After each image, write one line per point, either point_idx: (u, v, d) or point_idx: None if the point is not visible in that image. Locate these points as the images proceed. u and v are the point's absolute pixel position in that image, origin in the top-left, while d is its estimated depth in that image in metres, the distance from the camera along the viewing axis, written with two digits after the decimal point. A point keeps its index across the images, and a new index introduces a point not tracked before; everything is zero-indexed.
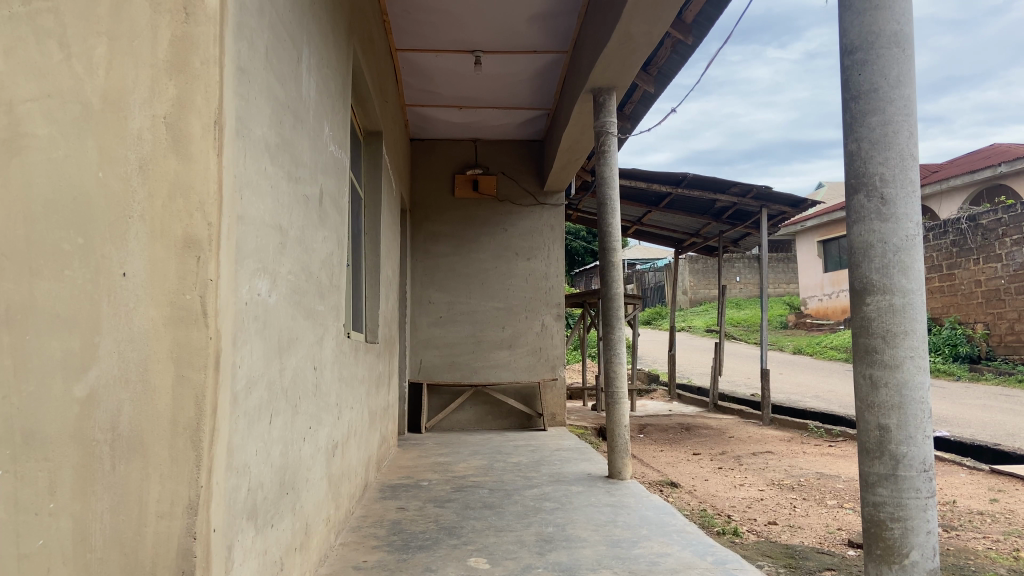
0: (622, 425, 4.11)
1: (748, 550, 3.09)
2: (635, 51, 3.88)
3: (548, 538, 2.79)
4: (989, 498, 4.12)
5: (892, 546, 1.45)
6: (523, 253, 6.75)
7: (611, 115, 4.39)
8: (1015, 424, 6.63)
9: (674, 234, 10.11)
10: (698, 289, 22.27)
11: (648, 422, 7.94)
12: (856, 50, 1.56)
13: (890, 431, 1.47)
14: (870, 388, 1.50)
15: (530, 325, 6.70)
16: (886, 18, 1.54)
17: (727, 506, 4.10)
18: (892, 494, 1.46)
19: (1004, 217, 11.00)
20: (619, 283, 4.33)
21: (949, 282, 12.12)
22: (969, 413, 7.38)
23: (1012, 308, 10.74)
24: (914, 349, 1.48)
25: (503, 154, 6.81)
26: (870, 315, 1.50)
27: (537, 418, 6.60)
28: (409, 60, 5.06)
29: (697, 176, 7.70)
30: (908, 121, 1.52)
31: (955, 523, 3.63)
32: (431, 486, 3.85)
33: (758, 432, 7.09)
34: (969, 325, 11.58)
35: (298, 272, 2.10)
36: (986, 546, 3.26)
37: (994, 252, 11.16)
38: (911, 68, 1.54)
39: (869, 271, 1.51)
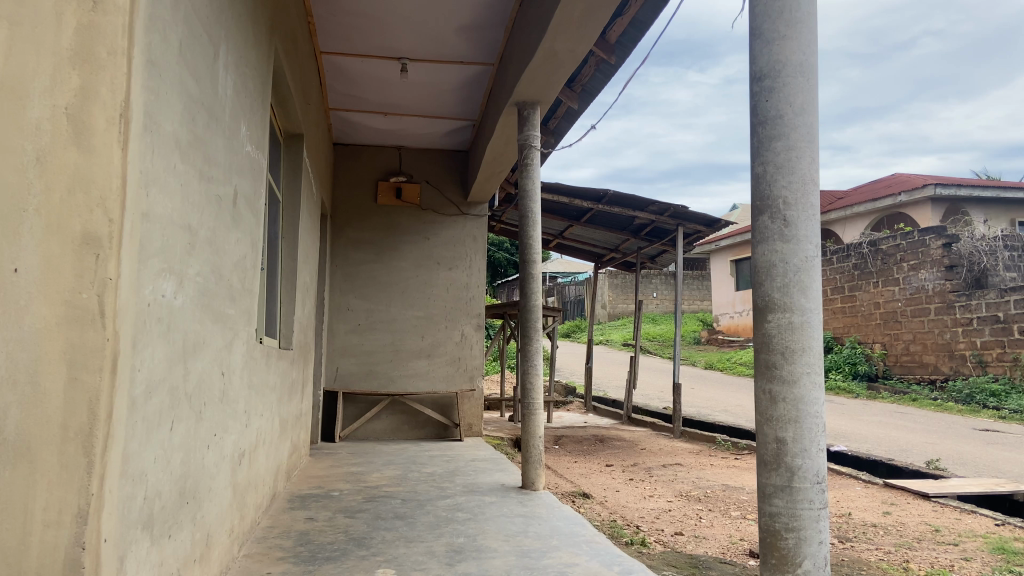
0: (537, 436, 4.14)
1: (655, 560, 3.15)
2: (559, 68, 3.94)
3: (459, 549, 2.78)
4: (882, 511, 4.33)
5: (786, 555, 1.50)
6: (445, 263, 6.74)
7: (535, 129, 4.44)
8: (907, 440, 7.01)
9: (594, 249, 10.27)
10: (616, 303, 22.78)
11: (563, 433, 8.02)
12: (763, 78, 1.63)
13: (786, 444, 1.53)
14: (770, 402, 1.55)
15: (449, 335, 6.69)
16: (792, 49, 1.61)
17: (636, 517, 4.18)
18: (786, 505, 1.52)
19: (901, 243, 11.65)
20: (538, 294, 4.36)
21: (849, 303, 12.77)
22: (867, 429, 7.76)
23: (907, 330, 11.38)
24: (810, 365, 1.55)
25: (427, 163, 6.81)
26: (771, 332, 1.56)
27: (455, 428, 6.57)
28: (334, 63, 5.00)
29: (618, 194, 7.87)
30: (809, 148, 1.59)
31: (850, 535, 3.81)
32: (342, 496, 3.78)
33: (669, 444, 7.27)
34: (868, 345, 12.22)
35: (207, 274, 2.03)
36: (878, 557, 3.42)
37: (892, 276, 11.81)
38: (813, 98, 1.61)
39: (771, 290, 1.57)
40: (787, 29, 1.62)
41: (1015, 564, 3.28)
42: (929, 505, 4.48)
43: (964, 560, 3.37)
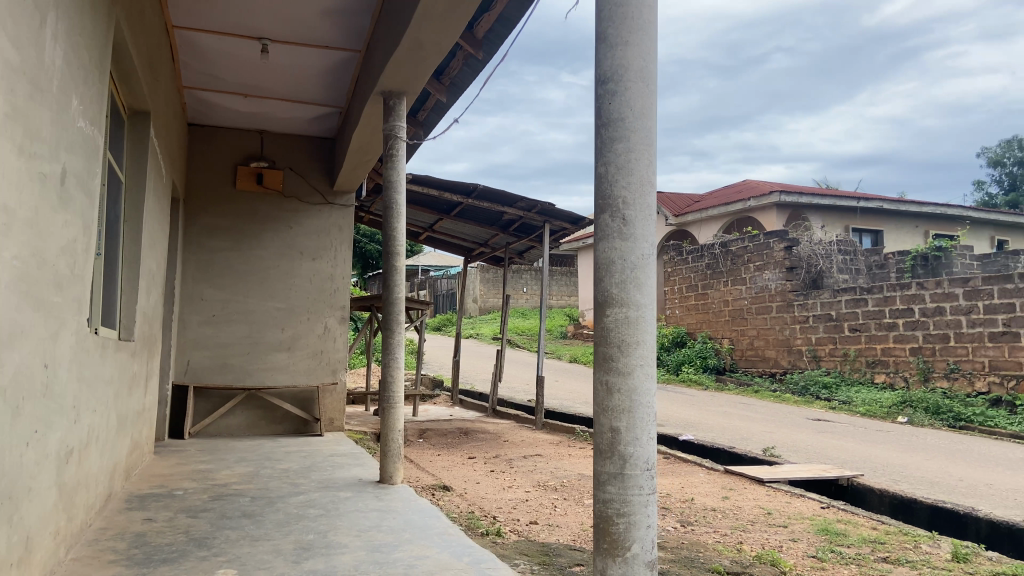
0: (396, 429, 4.10)
1: (507, 549, 3.19)
2: (424, 58, 3.92)
3: (307, 546, 2.71)
4: (722, 496, 4.62)
5: (616, 540, 1.57)
6: (308, 253, 6.54)
7: (401, 120, 4.39)
8: (749, 429, 7.50)
9: (463, 243, 10.30)
10: (487, 297, 23.00)
11: (427, 426, 8.02)
12: (607, 81, 1.68)
13: (620, 433, 1.60)
14: (606, 393, 1.61)
15: (311, 327, 6.50)
16: (633, 55, 1.68)
17: (493, 508, 4.24)
18: (618, 491, 1.59)
19: (748, 244, 12.42)
20: (401, 287, 4.31)
21: (702, 300, 13.51)
22: (714, 420, 8.24)
23: (752, 326, 12.18)
24: (643, 358, 1.62)
25: (290, 149, 6.59)
26: (608, 326, 1.63)
27: (314, 423, 6.39)
28: (188, 39, 4.74)
29: (486, 188, 7.92)
30: (647, 151, 1.67)
31: (692, 519, 4.03)
32: (187, 495, 3.59)
33: (530, 436, 7.43)
34: (718, 340, 13.01)
35: (28, 258, 1.87)
36: (716, 539, 3.64)
37: (740, 275, 12.58)
38: (651, 103, 1.69)
39: (610, 286, 1.63)
40: (629, 35, 1.68)
41: (835, 543, 3.58)
42: (764, 489, 4.82)
43: (792, 540, 3.64)
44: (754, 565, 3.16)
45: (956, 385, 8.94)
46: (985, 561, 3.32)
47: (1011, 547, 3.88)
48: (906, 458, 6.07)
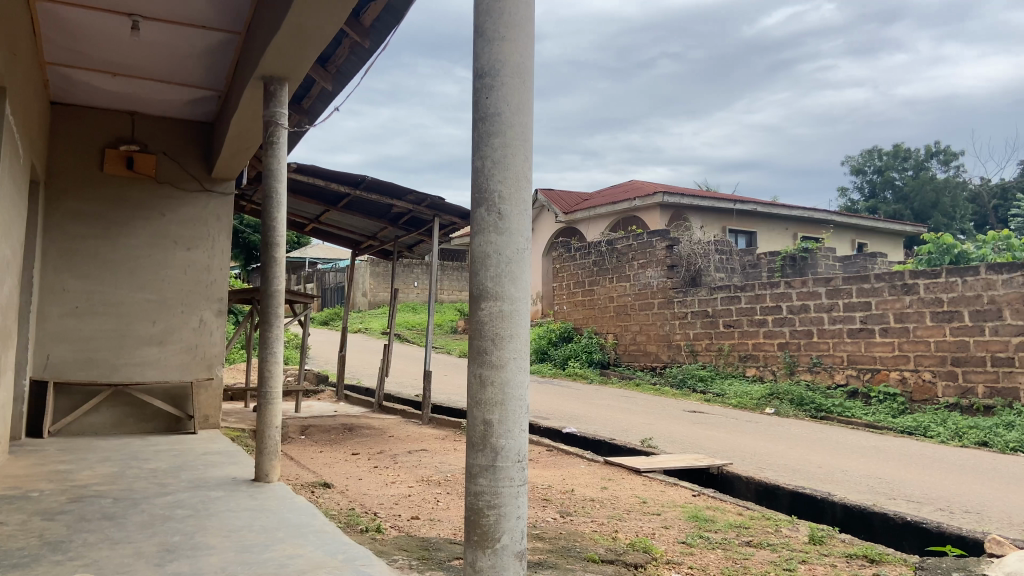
0: (273, 426, 3.98)
1: (386, 546, 3.15)
2: (307, 43, 3.82)
3: (172, 548, 2.59)
4: (600, 486, 4.75)
5: (486, 531, 1.58)
6: (183, 243, 6.23)
7: (282, 106, 4.25)
8: (629, 422, 7.75)
9: (351, 235, 10.09)
10: (376, 292, 22.69)
11: (310, 422, 7.83)
12: (484, 75, 1.68)
13: (492, 426, 1.61)
14: (479, 386, 1.62)
15: (185, 321, 6.20)
16: (511, 50, 1.69)
17: (374, 504, 4.18)
18: (489, 484, 1.60)
19: (632, 242, 12.80)
20: (280, 280, 4.17)
21: (588, 297, 13.84)
22: (597, 412, 8.46)
23: (635, 322, 12.60)
24: (517, 351, 1.64)
25: (164, 132, 6.25)
26: (482, 319, 1.63)
27: (187, 420, 6.08)
28: (49, 11, 4.41)
29: (375, 181, 7.79)
30: (523, 147, 1.68)
31: (570, 510, 4.12)
32: (41, 498, 3.35)
33: (416, 431, 7.38)
34: (603, 335, 13.38)
35: None
36: (592, 529, 3.73)
37: (624, 273, 12.96)
38: (528, 99, 1.70)
39: (485, 279, 1.64)
40: (507, 31, 1.69)
41: (704, 529, 3.75)
42: (640, 479, 4.99)
43: (663, 528, 3.79)
44: (627, 553, 3.26)
45: (819, 378, 9.55)
46: (838, 542, 3.55)
47: (861, 529, 4.17)
48: (772, 447, 6.43)
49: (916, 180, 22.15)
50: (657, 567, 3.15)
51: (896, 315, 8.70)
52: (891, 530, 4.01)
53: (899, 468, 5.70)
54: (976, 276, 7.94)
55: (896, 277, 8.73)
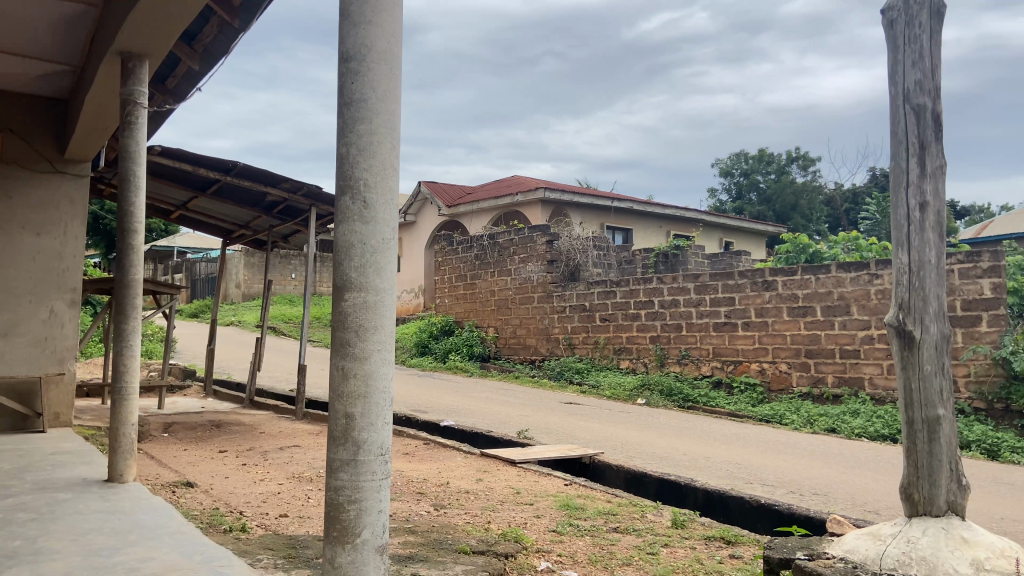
0: (129, 424, 3.75)
1: (250, 545, 3.03)
2: (170, 18, 3.62)
3: (9, 555, 2.39)
4: (476, 478, 4.78)
5: (346, 527, 1.56)
6: (32, 228, 5.75)
7: (141, 85, 4.00)
8: (507, 414, 7.84)
9: (222, 224, 9.65)
10: (251, 283, 21.83)
11: (175, 419, 7.44)
12: (350, 58, 1.64)
13: (354, 419, 1.58)
14: (342, 379, 1.58)
15: (34, 311, 5.74)
16: (378, 35, 1.66)
17: (241, 503, 4.02)
18: (350, 478, 1.57)
19: (513, 237, 12.89)
20: (138, 269, 3.92)
21: (469, 290, 13.88)
22: (475, 405, 8.50)
23: (516, 316, 12.76)
24: (379, 343, 1.61)
25: (10, 107, 5.75)
26: (345, 310, 1.60)
27: (35, 419, 5.63)
28: None
29: (247, 167, 7.48)
30: (389, 133, 1.66)
31: (445, 503, 4.13)
32: None
33: (289, 426, 7.16)
34: (483, 329, 13.47)
35: None
36: (466, 520, 3.75)
37: (505, 267, 13.07)
38: (395, 84, 1.67)
39: (349, 268, 1.61)
40: (374, 15, 1.66)
41: (574, 517, 3.84)
42: (515, 470, 5.06)
43: (535, 517, 3.85)
44: (498, 543, 3.29)
45: (687, 370, 10.00)
46: (699, 526, 3.73)
47: (720, 513, 4.41)
48: (642, 437, 6.67)
49: (778, 183, 23.59)
50: (527, 556, 3.20)
51: (757, 310, 9.22)
52: (746, 512, 4.26)
53: (756, 454, 6.05)
54: (827, 273, 8.54)
55: (758, 274, 9.25)
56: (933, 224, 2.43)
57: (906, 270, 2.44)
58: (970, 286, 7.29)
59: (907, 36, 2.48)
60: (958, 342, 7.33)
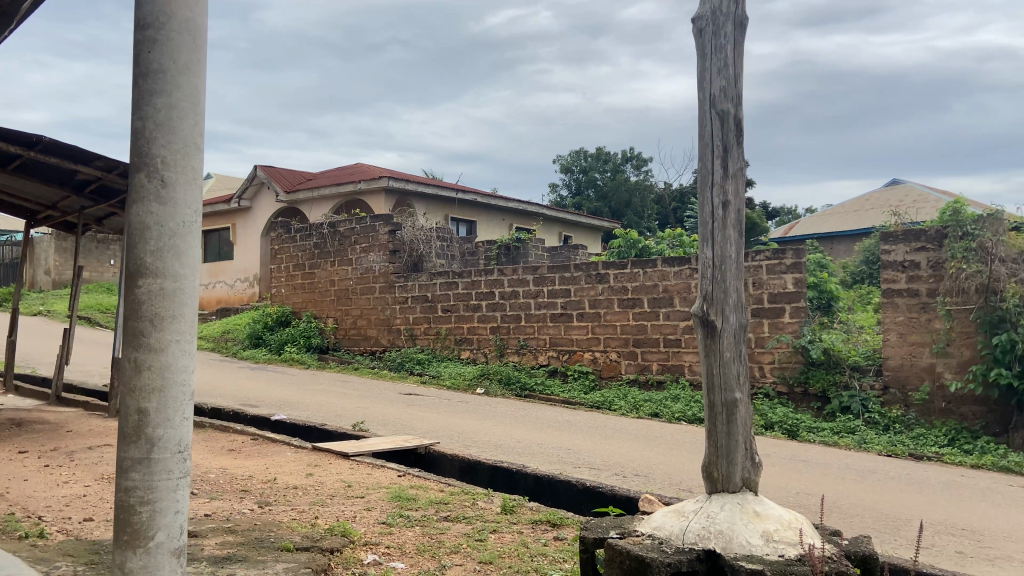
0: None
1: (47, 553, 2.77)
2: None
3: None
4: (305, 473, 4.63)
5: (139, 524, 1.92)
6: None
7: None
8: (342, 406, 7.67)
9: (25, 203, 8.72)
10: (62, 269, 19.92)
11: None
12: (150, 28, 1.98)
13: (148, 414, 1.94)
14: (137, 371, 1.93)
15: None
16: (179, 12, 2.00)
17: (40, 508, 3.65)
18: (142, 477, 1.93)
19: (355, 226, 12.57)
20: None
21: (307, 280, 13.43)
22: (310, 398, 8.24)
23: (355, 307, 12.52)
24: (174, 337, 1.98)
25: None
26: (141, 298, 1.94)
27: None
28: None
29: (54, 142, 6.80)
30: (188, 108, 2.01)
31: (270, 499, 3.97)
32: None
33: (101, 424, 6.61)
34: (321, 319, 13.10)
35: None
36: (291, 517, 3.62)
37: (345, 256, 12.76)
38: (192, 54, 2.03)
39: (145, 255, 1.95)
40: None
41: (404, 508, 3.83)
42: (347, 463, 4.96)
43: (365, 510, 3.79)
44: (324, 538, 3.22)
45: (525, 359, 10.26)
46: (526, 510, 3.83)
47: (548, 497, 4.55)
48: (477, 426, 6.75)
49: (613, 182, 24.67)
50: (354, 549, 3.15)
51: (590, 301, 9.60)
52: (572, 495, 4.43)
53: (586, 439, 6.30)
54: (654, 267, 9.03)
55: (592, 267, 9.61)
56: (734, 222, 2.63)
57: (710, 265, 2.62)
58: (776, 281, 7.97)
59: (713, 44, 2.66)
60: (765, 332, 8.01)
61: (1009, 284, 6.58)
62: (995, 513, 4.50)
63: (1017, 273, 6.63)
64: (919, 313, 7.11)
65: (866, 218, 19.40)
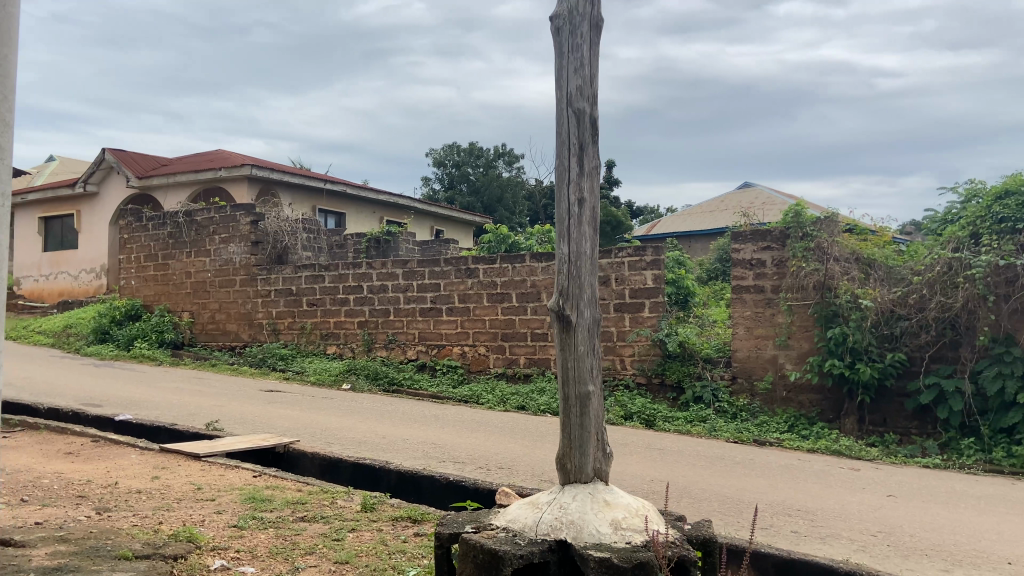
0: None
1: None
2: None
3: None
4: (151, 476, 4.36)
5: None
6: None
7: None
8: (196, 405, 7.27)
9: None
10: None
11: None
12: None
13: None
14: None
15: None
16: None
17: None
18: None
19: (213, 216, 11.92)
20: None
21: (161, 271, 12.65)
22: (162, 396, 7.77)
23: (213, 300, 11.93)
24: None
25: None
26: None
27: None
28: None
29: None
30: None
31: (110, 505, 3.71)
32: None
33: None
34: (176, 313, 12.40)
35: None
36: (132, 523, 3.39)
37: (202, 247, 12.10)
38: None
39: None
40: None
41: (258, 509, 3.67)
42: (198, 465, 4.71)
43: (215, 513, 3.61)
44: (167, 545, 3.03)
45: (393, 354, 10.13)
46: (387, 507, 3.78)
47: (411, 492, 4.51)
48: (341, 423, 6.59)
49: (486, 177, 24.81)
50: (201, 555, 2.99)
51: (459, 295, 9.60)
52: (435, 490, 4.40)
53: (452, 434, 6.29)
54: (523, 263, 9.15)
55: (461, 262, 9.61)
56: (589, 219, 2.69)
57: (566, 260, 2.67)
58: (637, 277, 8.28)
59: (571, 43, 2.71)
60: (626, 326, 8.30)
61: (841, 282, 7.14)
62: (826, 493, 4.87)
63: (849, 272, 7.20)
64: (764, 308, 7.60)
65: (721, 218, 20.52)
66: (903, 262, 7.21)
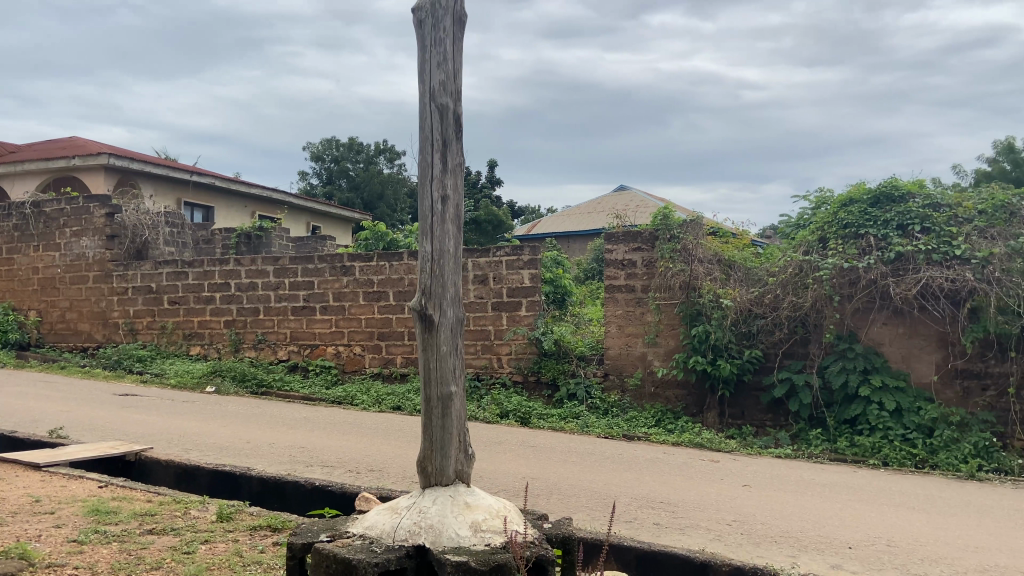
0: None
1: None
2: None
3: None
4: None
5: None
6: None
7: None
8: (40, 410, 6.69)
9: None
10: None
11: None
12: None
13: None
14: None
15: None
16: None
17: None
18: None
19: (65, 207, 11.05)
20: None
21: (4, 266, 11.61)
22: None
23: (64, 298, 11.08)
24: None
25: None
26: None
27: None
28: None
29: None
30: None
31: None
32: None
33: None
34: (21, 311, 11.41)
35: None
36: None
37: (52, 240, 11.19)
38: None
39: None
40: None
41: (102, 523, 3.40)
42: (38, 476, 4.32)
43: (53, 528, 3.32)
44: None
45: (263, 355, 9.73)
46: (245, 516, 3.60)
47: (274, 500, 4.33)
48: (203, 428, 6.24)
49: (365, 173, 24.36)
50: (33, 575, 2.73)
51: (334, 294, 9.34)
52: (300, 495, 4.24)
53: (323, 437, 6.10)
54: (400, 261, 9.01)
55: (336, 259, 9.35)
56: (452, 217, 2.66)
57: (429, 258, 2.62)
58: (514, 276, 8.33)
59: (433, 37, 2.66)
60: (503, 325, 8.34)
61: (705, 282, 7.46)
62: (687, 485, 5.06)
63: (711, 272, 7.53)
64: (635, 307, 7.83)
65: (597, 220, 21.08)
66: (759, 263, 7.57)
